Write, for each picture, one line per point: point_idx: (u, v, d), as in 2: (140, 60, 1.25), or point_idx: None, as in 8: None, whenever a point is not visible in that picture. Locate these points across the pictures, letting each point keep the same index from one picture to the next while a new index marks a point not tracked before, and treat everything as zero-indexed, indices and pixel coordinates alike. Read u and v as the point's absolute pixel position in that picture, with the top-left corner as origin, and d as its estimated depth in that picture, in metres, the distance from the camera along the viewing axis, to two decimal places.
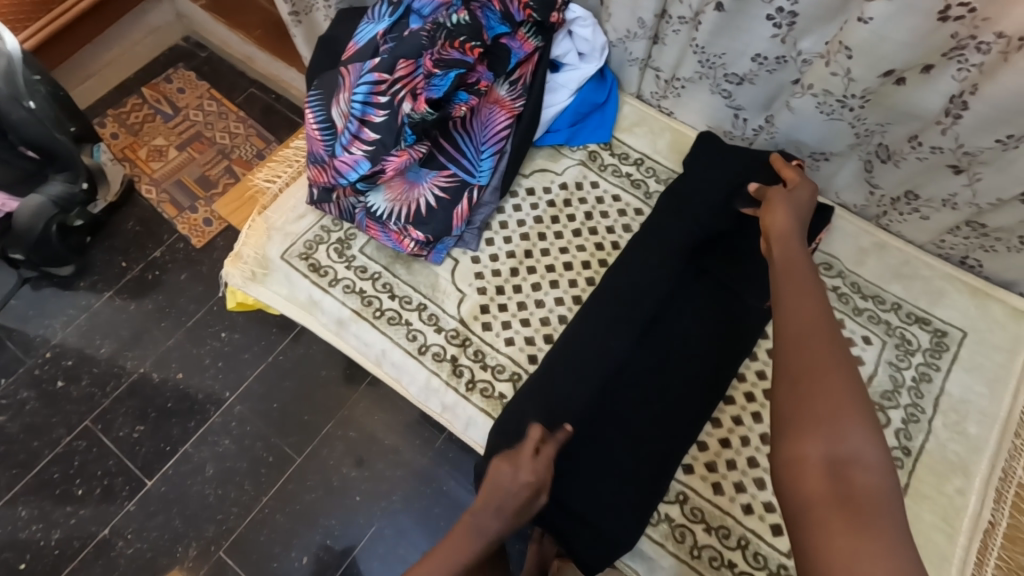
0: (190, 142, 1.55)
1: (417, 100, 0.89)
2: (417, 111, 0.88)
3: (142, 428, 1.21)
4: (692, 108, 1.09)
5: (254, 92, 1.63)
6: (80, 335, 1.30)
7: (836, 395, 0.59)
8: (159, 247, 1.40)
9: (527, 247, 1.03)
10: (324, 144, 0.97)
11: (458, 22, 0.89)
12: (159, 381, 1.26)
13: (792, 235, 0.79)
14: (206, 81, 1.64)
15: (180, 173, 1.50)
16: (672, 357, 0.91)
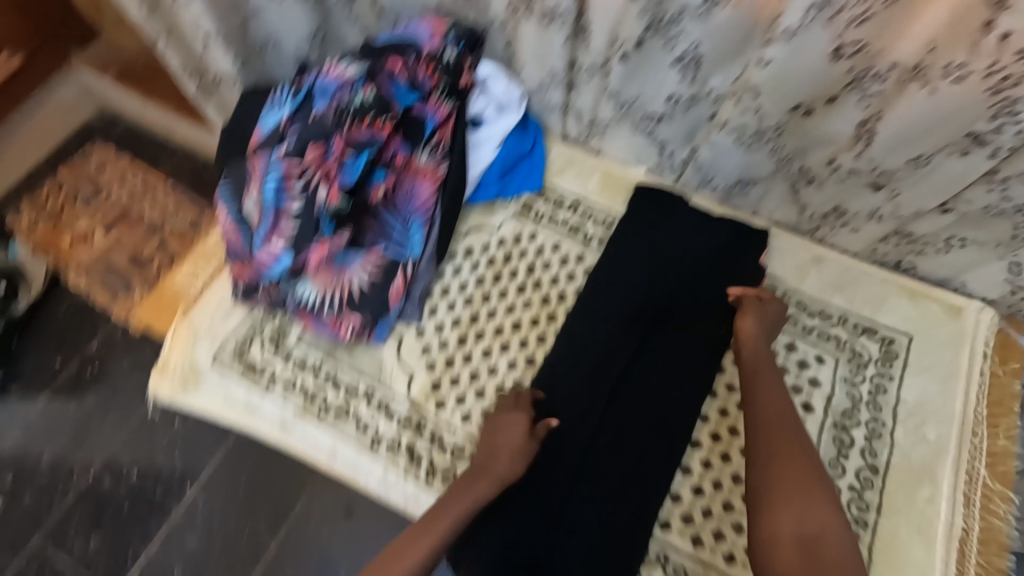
0: (116, 220, 1.41)
1: (331, 187, 0.85)
2: (330, 203, 0.85)
3: (97, 536, 1.09)
4: (617, 146, 1.09)
5: (178, 157, 1.49)
6: (17, 447, 1.17)
7: (806, 481, 0.70)
8: (93, 337, 1.26)
9: (472, 312, 0.99)
10: (241, 238, 0.91)
11: (362, 101, 0.87)
12: (111, 485, 1.13)
13: (764, 343, 0.86)
14: (127, 152, 1.49)
15: (107, 256, 1.36)
16: (637, 411, 0.89)
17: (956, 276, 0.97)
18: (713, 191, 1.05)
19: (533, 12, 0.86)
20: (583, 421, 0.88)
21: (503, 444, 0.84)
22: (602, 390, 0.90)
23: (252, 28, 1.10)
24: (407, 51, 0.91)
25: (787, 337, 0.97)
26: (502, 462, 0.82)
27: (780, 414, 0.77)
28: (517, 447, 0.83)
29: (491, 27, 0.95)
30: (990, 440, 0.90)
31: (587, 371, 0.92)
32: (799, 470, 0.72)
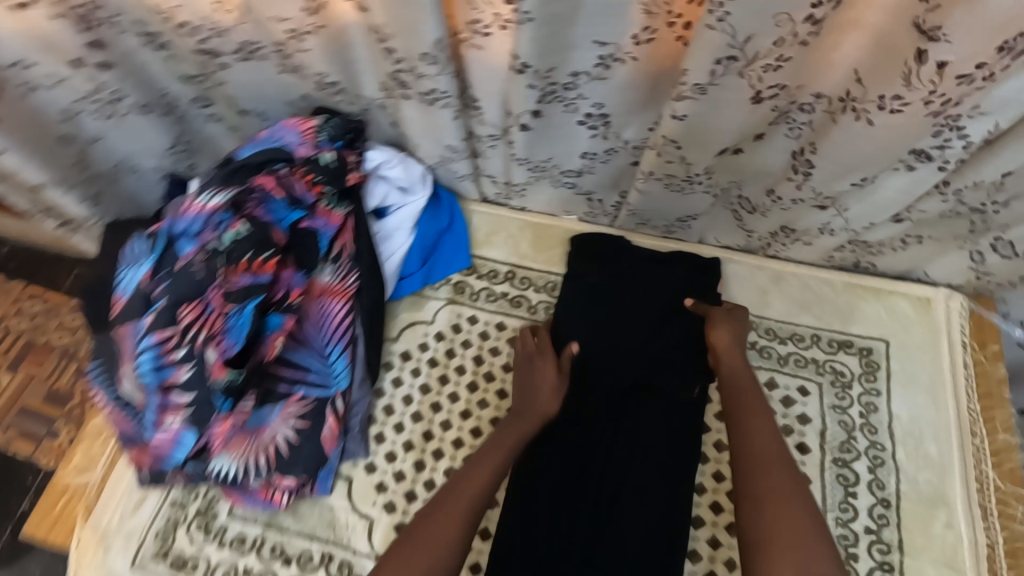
0: (22, 357, 1.15)
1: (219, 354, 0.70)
2: (218, 377, 0.70)
3: None
4: (541, 201, 0.99)
5: (83, 270, 1.22)
6: None
7: (803, 522, 0.64)
8: (25, 499, 1.06)
9: (425, 428, 0.88)
10: (132, 421, 0.76)
11: (236, 236, 0.73)
12: None
13: (739, 356, 0.82)
14: (18, 276, 1.21)
15: (19, 401, 1.13)
16: (631, 505, 0.80)
17: (917, 268, 0.92)
18: (653, 229, 0.97)
19: (411, 95, 0.73)
20: (573, 530, 0.79)
21: (537, 391, 0.83)
22: (586, 487, 0.81)
23: (96, 153, 0.93)
24: (277, 163, 0.78)
25: (764, 374, 0.90)
26: (543, 400, 0.82)
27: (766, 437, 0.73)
28: (551, 385, 0.84)
29: (371, 110, 0.83)
30: (989, 437, 0.85)
31: (566, 469, 0.82)
32: (789, 498, 0.66)
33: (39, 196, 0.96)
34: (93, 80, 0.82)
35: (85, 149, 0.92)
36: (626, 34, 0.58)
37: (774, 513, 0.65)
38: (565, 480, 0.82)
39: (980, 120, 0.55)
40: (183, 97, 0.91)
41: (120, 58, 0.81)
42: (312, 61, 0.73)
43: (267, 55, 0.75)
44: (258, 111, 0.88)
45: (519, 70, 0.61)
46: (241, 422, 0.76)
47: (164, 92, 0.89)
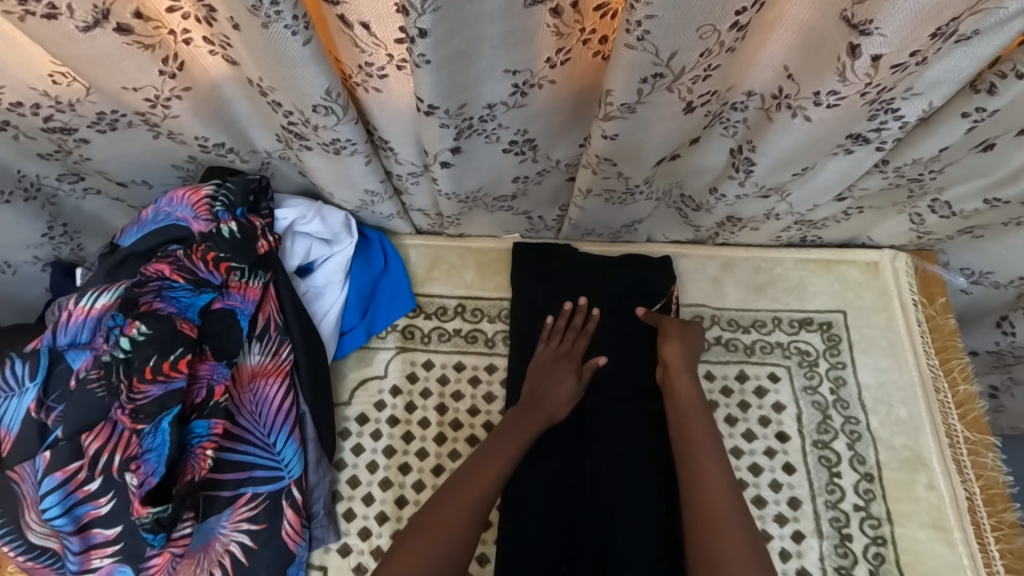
0: None
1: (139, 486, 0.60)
2: (140, 515, 0.60)
3: None
4: (479, 225, 0.93)
5: None
6: None
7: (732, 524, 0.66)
8: None
9: (397, 494, 0.81)
10: (51, 569, 0.65)
11: (133, 341, 0.61)
12: None
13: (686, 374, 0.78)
14: None
15: None
16: (624, 535, 0.75)
17: (860, 235, 0.92)
18: (599, 237, 0.93)
19: (311, 146, 0.64)
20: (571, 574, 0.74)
21: (555, 383, 0.81)
22: (574, 536, 0.76)
23: None
24: (170, 245, 0.68)
25: (733, 368, 0.88)
26: (559, 375, 0.81)
27: (712, 448, 0.72)
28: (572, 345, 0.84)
29: (271, 163, 0.73)
30: (952, 389, 0.86)
31: (550, 514, 0.77)
32: (731, 511, 0.67)
33: None
34: None
35: None
36: (539, 59, 0.52)
37: (716, 527, 0.66)
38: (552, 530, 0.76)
39: (914, 101, 0.53)
40: (47, 176, 0.79)
41: None
42: (186, 126, 0.63)
43: (133, 123, 0.64)
44: (141, 181, 0.76)
45: (426, 112, 0.54)
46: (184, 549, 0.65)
47: (22, 173, 0.77)
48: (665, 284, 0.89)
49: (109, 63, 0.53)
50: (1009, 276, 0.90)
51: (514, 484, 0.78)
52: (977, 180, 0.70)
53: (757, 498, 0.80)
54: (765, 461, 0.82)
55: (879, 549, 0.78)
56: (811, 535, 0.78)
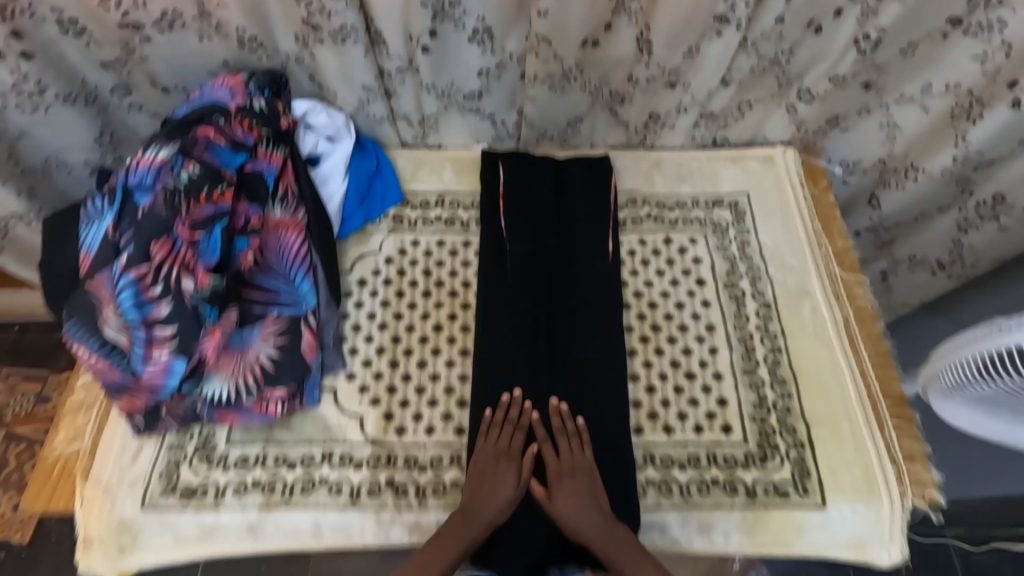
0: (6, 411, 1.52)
1: (196, 273, 0.81)
2: (203, 285, 0.80)
3: None
4: (454, 133, 1.14)
5: None
6: None
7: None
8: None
9: (392, 334, 1.00)
10: (117, 369, 0.82)
11: (190, 176, 0.81)
12: None
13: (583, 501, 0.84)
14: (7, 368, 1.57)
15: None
16: (583, 365, 0.96)
17: (758, 134, 1.16)
18: (552, 140, 1.14)
19: (323, 38, 0.91)
20: (536, 393, 0.93)
21: (496, 493, 0.85)
22: (537, 367, 0.95)
23: (25, 150, 0.99)
24: (215, 116, 0.87)
25: (662, 235, 1.10)
26: (498, 470, 0.86)
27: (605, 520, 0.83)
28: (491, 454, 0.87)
29: (290, 66, 0.97)
30: (832, 245, 1.09)
31: (515, 349, 0.96)
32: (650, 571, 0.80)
33: None
34: (16, 71, 0.89)
35: (14, 145, 0.97)
36: None
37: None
38: (517, 362, 0.95)
39: None
40: (103, 86, 0.97)
41: (41, 48, 0.89)
42: (231, 17, 0.89)
43: (186, 25, 0.90)
44: (181, 86, 0.98)
45: None
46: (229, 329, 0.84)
47: (85, 81, 0.95)
48: (603, 173, 1.12)
49: None
50: (872, 159, 1.12)
51: (487, 314, 0.99)
52: (819, 63, 1.01)
53: (681, 325, 1.01)
54: (687, 300, 1.03)
55: (776, 356, 0.98)
56: (724, 349, 0.99)
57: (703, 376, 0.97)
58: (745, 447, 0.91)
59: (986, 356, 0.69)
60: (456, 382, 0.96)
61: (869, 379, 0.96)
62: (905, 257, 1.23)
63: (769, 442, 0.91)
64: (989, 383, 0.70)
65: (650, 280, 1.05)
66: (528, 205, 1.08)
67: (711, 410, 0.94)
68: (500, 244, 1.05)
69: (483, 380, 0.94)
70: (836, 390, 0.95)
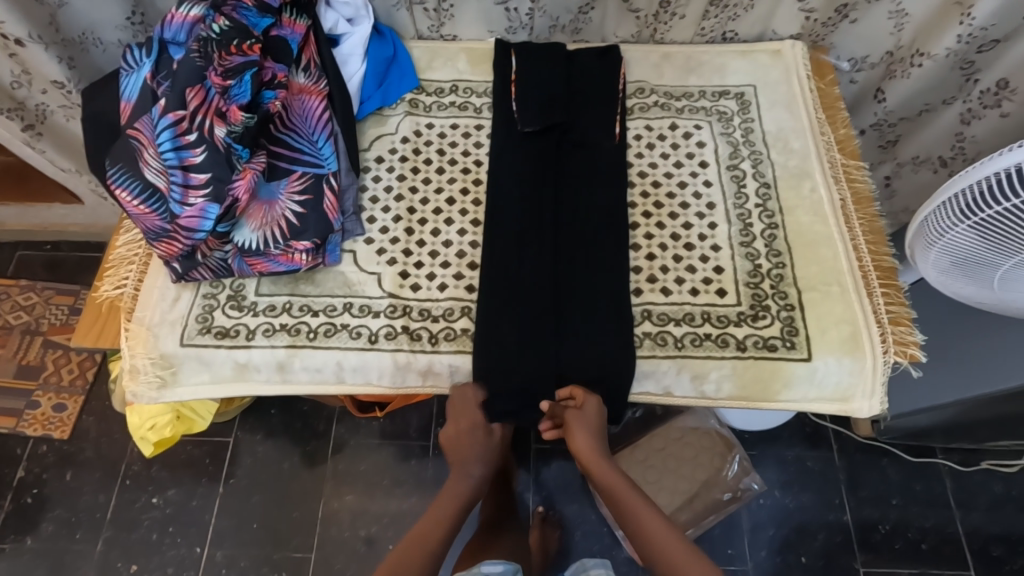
0: (43, 318, 1.62)
1: (228, 117, 0.86)
2: (235, 123, 0.86)
3: (173, 526, 1.38)
4: (469, 22, 1.18)
5: (24, 254, 1.70)
6: (61, 525, 1.38)
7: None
8: (27, 445, 1.47)
9: (408, 205, 1.06)
10: (156, 215, 0.89)
11: (221, 29, 0.86)
12: (139, 505, 1.40)
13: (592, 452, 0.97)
14: (43, 279, 1.67)
15: (20, 357, 1.57)
16: (587, 239, 1.01)
17: (767, 28, 1.19)
18: (564, 31, 1.19)
19: None
20: (541, 261, 0.99)
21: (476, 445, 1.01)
22: (544, 241, 1.01)
23: (63, 20, 1.04)
24: None
25: (668, 122, 1.13)
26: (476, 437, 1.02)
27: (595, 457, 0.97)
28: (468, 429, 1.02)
29: None
30: (834, 133, 1.12)
31: (523, 218, 1.02)
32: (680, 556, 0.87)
33: (14, 59, 1.08)
34: None
35: (53, 13, 1.03)
36: None
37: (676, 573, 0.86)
38: (524, 229, 1.01)
39: None
40: None
41: None
42: None
43: None
44: None
45: None
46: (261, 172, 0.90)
47: None
48: (613, 60, 1.15)
49: None
50: (880, 53, 1.15)
51: (497, 190, 1.05)
52: None
53: (682, 203, 1.06)
54: (690, 179, 1.07)
55: (773, 230, 1.02)
56: (722, 223, 1.03)
57: (702, 247, 1.02)
58: (738, 307, 0.96)
59: (991, 178, 0.72)
60: (467, 248, 1.02)
61: (862, 253, 1.00)
62: (909, 158, 1.27)
63: (761, 303, 0.96)
64: (978, 212, 0.74)
65: (654, 162, 1.09)
66: (539, 88, 1.12)
67: (707, 276, 0.99)
68: (511, 126, 1.10)
69: (494, 247, 1.00)
70: (828, 258, 0.99)
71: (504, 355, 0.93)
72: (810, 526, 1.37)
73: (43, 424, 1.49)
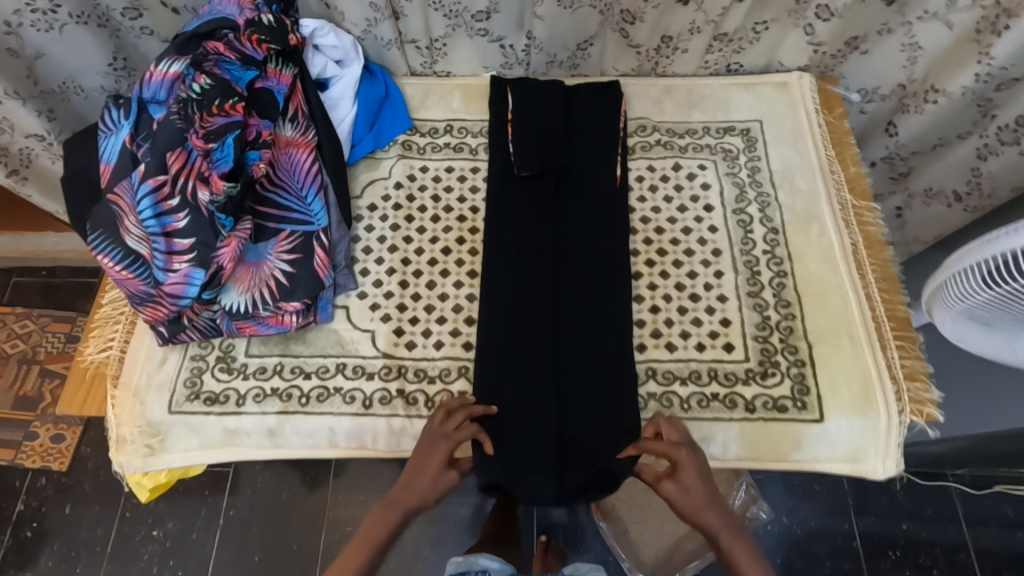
0: (38, 347, 1.59)
1: (210, 182, 0.82)
2: (218, 193, 0.82)
3: (173, 560, 1.36)
4: (462, 59, 1.13)
5: (19, 280, 1.67)
6: (59, 561, 1.36)
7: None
8: (24, 477, 1.44)
9: (402, 256, 1.02)
10: (140, 280, 0.86)
11: (202, 88, 0.82)
12: (138, 538, 1.38)
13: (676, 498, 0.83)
14: (38, 305, 1.64)
15: (17, 388, 1.54)
16: (588, 288, 0.97)
17: (773, 60, 1.13)
18: (561, 66, 1.13)
19: None
20: (539, 313, 0.95)
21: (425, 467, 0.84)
22: (543, 291, 0.97)
23: (43, 71, 1.01)
24: (224, 31, 0.87)
25: (671, 162, 1.09)
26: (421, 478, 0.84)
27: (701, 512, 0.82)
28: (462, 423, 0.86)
29: None
30: (844, 171, 1.08)
31: (522, 267, 0.98)
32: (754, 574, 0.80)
33: None
34: None
35: (31, 64, 0.99)
36: None
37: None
38: (521, 278, 0.98)
39: None
40: (114, 8, 0.98)
41: None
42: None
43: None
44: (191, 7, 0.99)
45: None
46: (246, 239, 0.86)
47: (96, 2, 0.96)
48: (612, 99, 1.11)
49: None
50: (891, 86, 1.10)
51: (494, 238, 1.01)
52: None
53: (687, 249, 1.02)
54: (694, 225, 1.03)
55: (782, 279, 0.98)
56: (729, 271, 1.00)
57: (707, 298, 0.98)
58: (746, 364, 0.92)
59: (994, 262, 0.68)
60: (464, 301, 0.98)
61: (875, 303, 0.96)
62: (921, 189, 1.22)
63: (770, 359, 0.93)
64: (996, 287, 0.70)
65: (657, 206, 1.05)
66: (537, 128, 1.08)
67: (713, 330, 0.95)
68: (508, 170, 1.06)
69: (491, 301, 0.96)
70: (839, 308, 0.95)
71: (501, 416, 0.90)
72: (819, 554, 1.33)
73: (42, 456, 1.46)
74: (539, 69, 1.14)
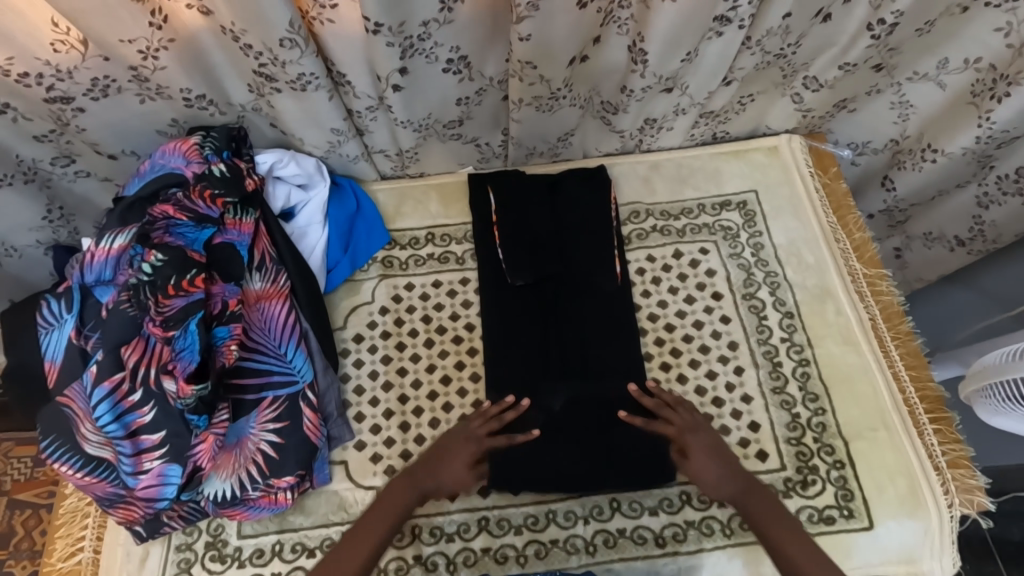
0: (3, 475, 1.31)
1: (177, 377, 0.71)
2: (185, 395, 0.71)
3: None
4: (435, 160, 1.04)
5: None
6: None
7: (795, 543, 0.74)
8: None
9: (398, 393, 0.93)
10: (107, 482, 0.75)
11: (153, 267, 0.72)
12: None
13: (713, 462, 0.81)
14: None
15: None
16: (604, 404, 0.88)
17: (759, 124, 1.08)
18: (541, 156, 1.06)
19: (281, 87, 0.77)
20: (558, 441, 0.86)
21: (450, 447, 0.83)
22: (558, 417, 0.88)
23: None
24: (170, 189, 0.78)
25: (670, 248, 1.03)
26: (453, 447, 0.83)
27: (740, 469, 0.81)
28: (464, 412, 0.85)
29: (245, 116, 0.85)
30: (849, 238, 1.02)
31: (531, 392, 0.90)
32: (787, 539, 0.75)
33: None
34: None
35: None
36: None
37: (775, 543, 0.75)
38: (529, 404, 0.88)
39: None
40: (42, 159, 0.86)
41: None
42: (173, 78, 0.76)
43: (123, 88, 0.77)
44: (129, 151, 0.87)
45: (373, 30, 0.71)
46: (224, 432, 0.76)
47: (20, 158, 0.85)
48: (598, 185, 1.03)
49: (103, 18, 0.66)
50: (883, 140, 1.06)
51: (498, 362, 0.92)
52: (828, 51, 0.91)
53: (702, 346, 0.95)
54: (705, 317, 0.97)
55: (805, 368, 0.93)
56: (749, 367, 0.94)
57: (731, 400, 0.91)
58: (784, 473, 0.86)
59: None
60: None
61: (904, 383, 0.91)
62: (920, 233, 1.18)
63: (807, 464, 0.87)
64: None
65: (663, 300, 0.99)
66: (525, 229, 0.99)
67: (744, 437, 0.89)
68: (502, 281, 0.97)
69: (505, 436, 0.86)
70: (869, 397, 0.91)
71: (530, 569, 0.82)
72: None
73: None
74: (518, 158, 1.06)
